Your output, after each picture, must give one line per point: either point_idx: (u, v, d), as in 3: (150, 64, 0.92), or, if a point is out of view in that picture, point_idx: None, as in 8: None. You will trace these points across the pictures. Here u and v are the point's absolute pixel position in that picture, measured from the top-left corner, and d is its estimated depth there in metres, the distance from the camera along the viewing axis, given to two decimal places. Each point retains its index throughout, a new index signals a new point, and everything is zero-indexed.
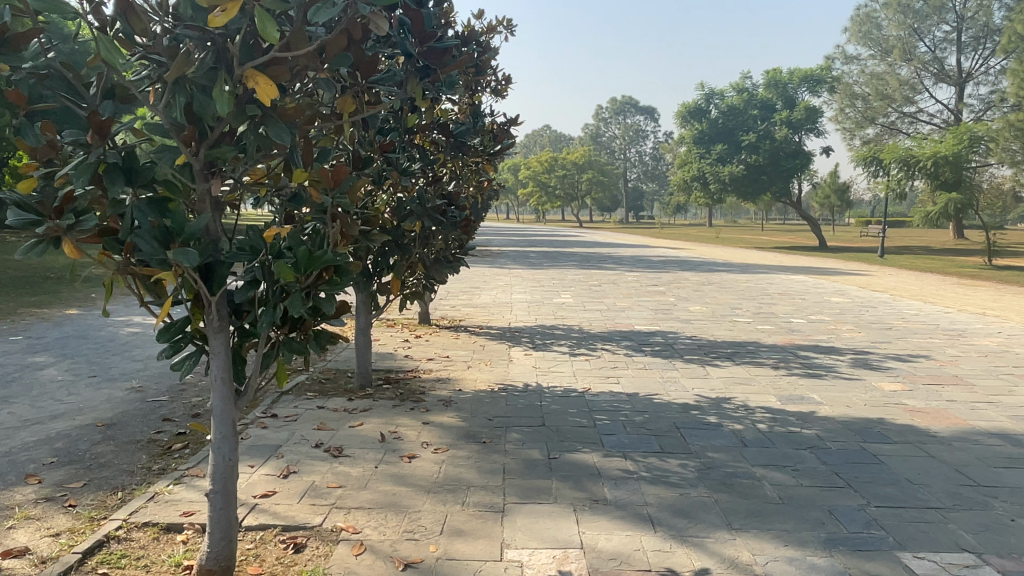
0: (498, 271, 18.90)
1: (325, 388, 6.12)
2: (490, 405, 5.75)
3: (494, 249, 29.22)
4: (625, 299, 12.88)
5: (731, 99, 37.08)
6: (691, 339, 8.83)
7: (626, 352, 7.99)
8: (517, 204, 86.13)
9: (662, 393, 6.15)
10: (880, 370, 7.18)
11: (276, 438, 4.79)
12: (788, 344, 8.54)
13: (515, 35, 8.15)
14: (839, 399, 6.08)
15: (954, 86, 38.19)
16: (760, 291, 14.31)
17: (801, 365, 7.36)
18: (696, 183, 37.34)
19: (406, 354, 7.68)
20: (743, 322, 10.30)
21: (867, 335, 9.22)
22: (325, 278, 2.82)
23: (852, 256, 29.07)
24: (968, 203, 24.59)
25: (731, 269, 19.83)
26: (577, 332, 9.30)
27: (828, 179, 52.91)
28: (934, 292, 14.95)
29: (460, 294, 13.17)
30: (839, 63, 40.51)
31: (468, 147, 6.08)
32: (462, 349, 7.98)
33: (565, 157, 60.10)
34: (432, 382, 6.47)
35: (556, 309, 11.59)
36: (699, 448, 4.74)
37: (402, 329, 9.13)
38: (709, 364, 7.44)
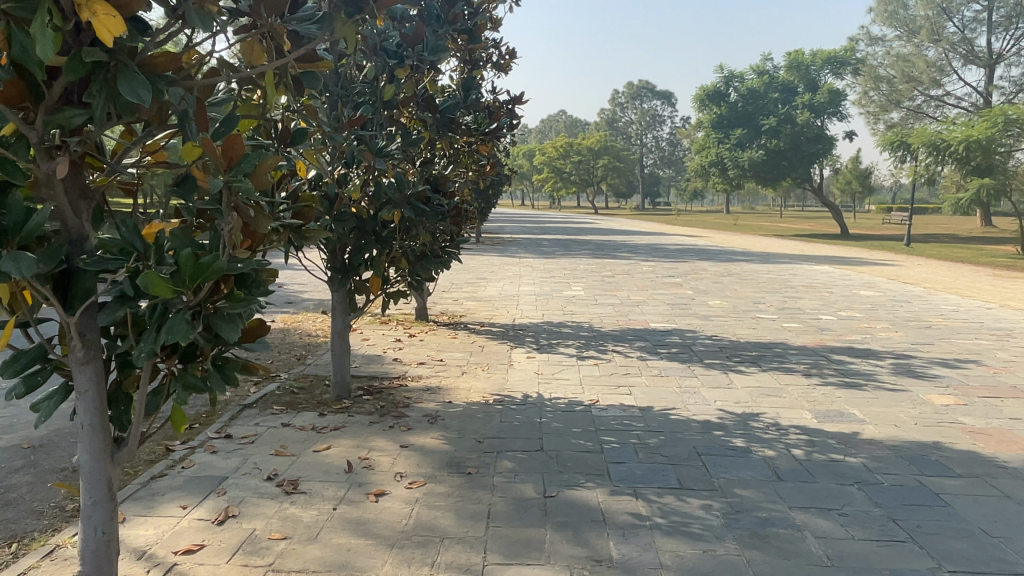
0: (507, 260, 18.14)
1: (296, 400, 5.42)
2: (482, 422, 4.99)
3: (507, 236, 28.49)
4: (640, 292, 12.05)
5: (751, 82, 35.87)
6: (711, 339, 8.01)
7: (640, 355, 7.20)
8: (531, 191, 85.09)
9: (680, 408, 5.36)
10: (926, 379, 6.34)
11: (223, 468, 4.10)
12: (819, 345, 7.70)
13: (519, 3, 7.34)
14: (886, 416, 5.25)
15: (983, 68, 36.63)
16: (783, 283, 13.43)
17: (836, 372, 6.54)
18: (714, 169, 36.27)
19: (396, 358, 6.93)
20: (768, 319, 9.46)
21: (906, 335, 8.36)
22: (224, 291, 2.08)
23: (877, 245, 27.92)
24: (1001, 189, 23.43)
25: (751, 259, 18.92)
26: (586, 331, 8.50)
27: (850, 165, 51.47)
28: (970, 285, 13.99)
29: (465, 287, 12.42)
30: (863, 44, 39.08)
31: (458, 124, 5.25)
32: (457, 351, 7.23)
33: (579, 142, 59.01)
34: (420, 392, 5.73)
35: (565, 303, 10.80)
36: (725, 484, 3.95)
37: (396, 327, 8.38)
38: (732, 370, 6.63)
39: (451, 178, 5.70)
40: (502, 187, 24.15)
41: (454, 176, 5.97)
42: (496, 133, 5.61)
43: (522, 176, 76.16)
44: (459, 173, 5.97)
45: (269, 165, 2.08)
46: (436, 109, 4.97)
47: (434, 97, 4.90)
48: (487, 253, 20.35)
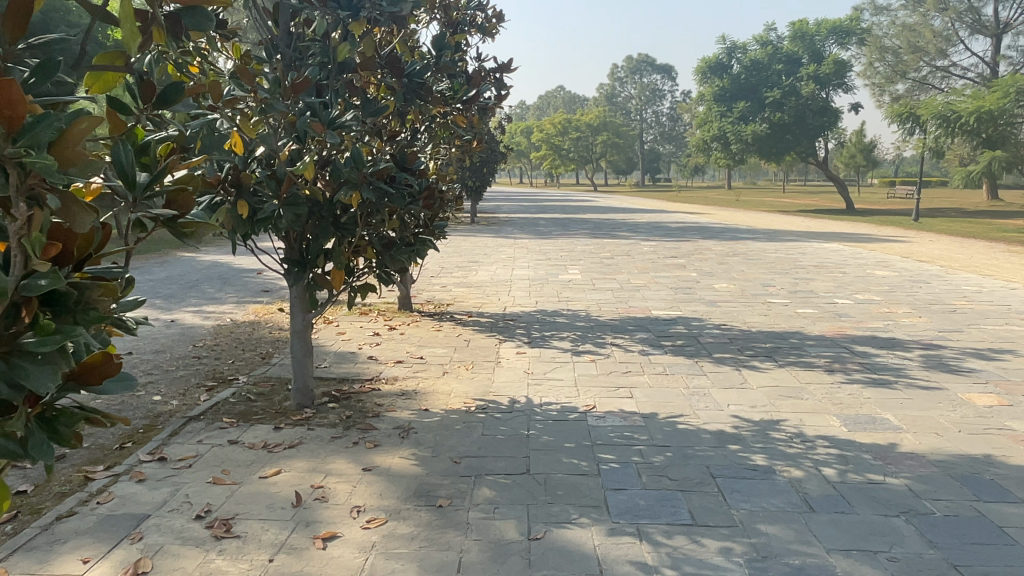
0: (502, 241, 17.46)
1: (252, 410, 4.76)
2: (460, 436, 4.32)
3: (504, 215, 27.77)
4: (641, 276, 11.36)
5: (754, 53, 34.81)
6: (720, 328, 7.34)
7: (642, 349, 6.53)
8: (531, 169, 84.06)
9: (689, 416, 4.70)
10: (962, 374, 5.66)
11: (148, 502, 3.44)
12: (838, 335, 7.03)
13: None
14: (925, 422, 4.58)
15: (991, 38, 35.42)
16: (791, 263, 12.72)
17: (860, 367, 5.87)
18: (716, 144, 35.41)
19: (371, 355, 6.25)
20: (779, 304, 8.78)
21: (931, 322, 7.67)
22: (25, 322, 1.39)
23: (885, 220, 27.08)
24: (1014, 161, 22.59)
25: (756, 237, 18.17)
26: (583, 321, 7.82)
27: (854, 139, 50.41)
28: (987, 262, 13.26)
29: (456, 271, 11.73)
30: (868, 14, 37.86)
31: (429, 91, 4.53)
32: (441, 347, 6.56)
33: (578, 119, 57.93)
34: (393, 398, 5.07)
35: (561, 289, 10.11)
36: (746, 518, 3.29)
37: (375, 319, 7.70)
38: (745, 365, 5.96)
39: (423, 155, 4.98)
40: (498, 165, 23.40)
41: (427, 152, 5.26)
42: (473, 99, 4.86)
43: (521, 154, 75.13)
44: (433, 149, 5.25)
45: (80, 130, 1.39)
46: (400, 73, 4.27)
47: (396, 57, 4.20)
48: (483, 233, 19.67)
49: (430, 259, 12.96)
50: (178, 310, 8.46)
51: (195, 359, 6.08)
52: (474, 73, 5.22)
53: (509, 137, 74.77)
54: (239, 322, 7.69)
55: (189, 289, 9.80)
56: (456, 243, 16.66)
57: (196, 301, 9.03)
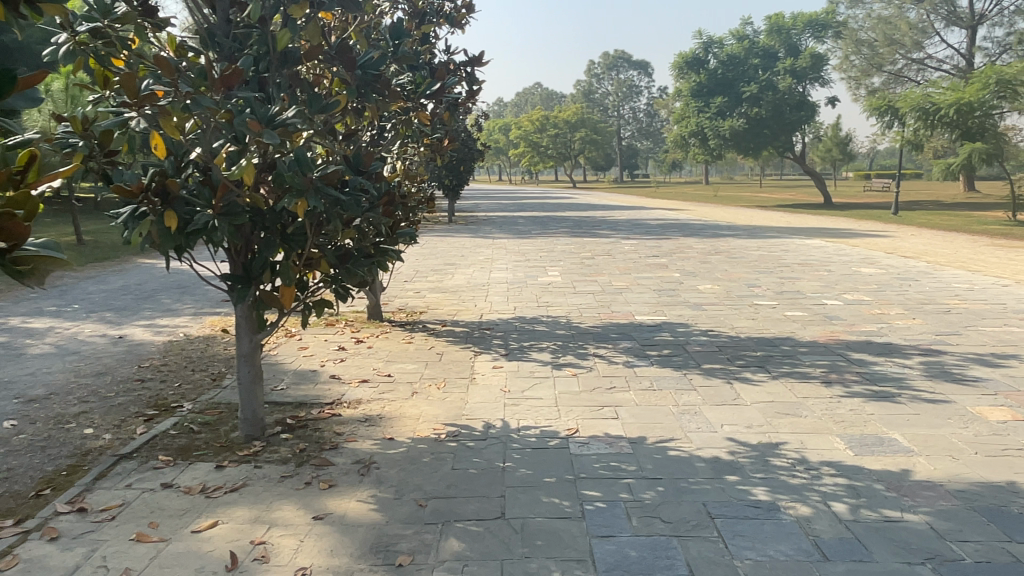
0: (479, 241, 17.00)
1: (195, 446, 4.27)
2: (427, 472, 3.84)
3: (482, 214, 27.30)
4: (623, 277, 10.92)
5: (730, 48, 34.44)
6: (708, 336, 6.91)
7: (626, 361, 6.08)
8: (509, 166, 83.50)
9: (680, 440, 4.26)
10: (968, 385, 5.29)
11: (57, 567, 2.95)
12: (832, 340, 6.65)
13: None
14: (937, 444, 4.19)
15: (966, 30, 35.44)
16: (776, 261, 12.37)
17: (860, 377, 5.47)
18: (694, 139, 35.17)
19: (334, 374, 5.75)
20: (767, 307, 8.38)
21: (927, 324, 7.32)
22: None
23: (865, 214, 26.95)
24: (993, 153, 22.49)
25: (737, 234, 17.84)
26: (563, 330, 7.37)
27: (830, 132, 50.48)
28: (973, 257, 13.01)
29: (430, 275, 11.22)
30: (844, 7, 37.76)
31: (387, 84, 4.02)
32: (410, 362, 6.07)
33: (555, 115, 57.50)
34: (355, 425, 4.59)
35: (539, 293, 9.65)
36: (753, 570, 2.86)
37: (342, 332, 7.20)
38: (737, 378, 5.54)
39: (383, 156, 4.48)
40: (474, 163, 22.89)
41: (389, 152, 4.76)
42: (437, 93, 4.35)
43: (499, 151, 74.54)
44: (395, 148, 4.75)
45: None
46: (353, 63, 3.78)
47: (346, 46, 3.71)
48: (460, 234, 19.18)
49: (404, 262, 12.46)
50: (129, 324, 7.88)
51: (139, 383, 5.55)
52: (439, 64, 4.74)
53: (487, 134, 74.16)
54: (194, 337, 7.15)
55: (144, 300, 9.21)
56: (431, 244, 16.16)
57: (150, 314, 8.45)
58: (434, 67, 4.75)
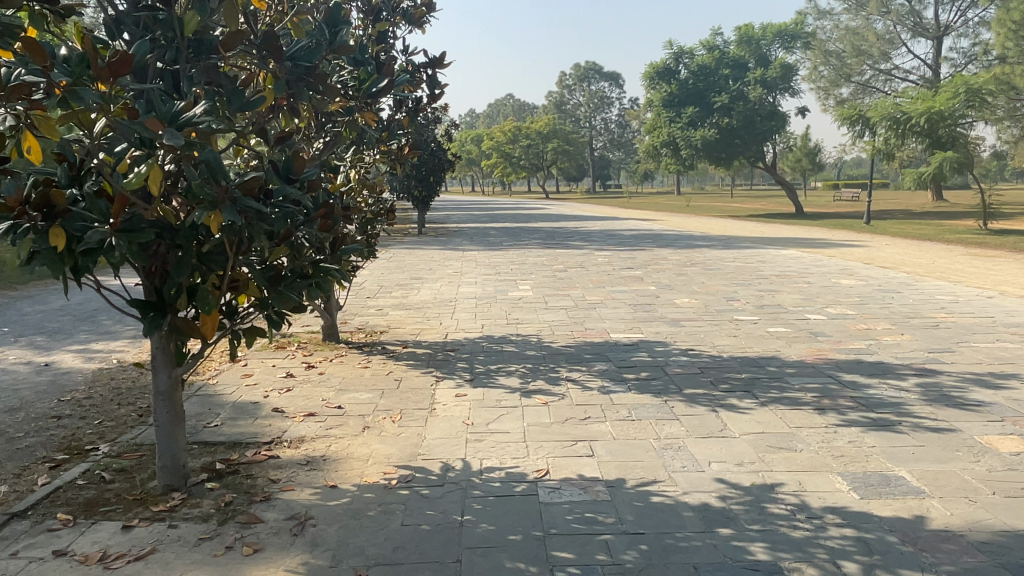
0: (449, 254, 16.47)
1: (103, 502, 3.68)
2: (371, 531, 3.29)
3: (453, 226, 26.76)
4: (597, 291, 10.44)
5: (701, 58, 34.36)
6: (688, 356, 6.43)
7: (601, 386, 5.57)
8: (481, 178, 83.04)
9: (664, 483, 3.74)
10: (972, 410, 4.88)
11: None
12: (820, 359, 6.22)
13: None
14: (949, 483, 3.74)
15: (932, 41, 35.93)
16: (753, 273, 11.99)
17: (855, 403, 5.03)
18: (665, 150, 35.05)
19: (277, 407, 5.17)
20: (748, 322, 7.94)
21: (917, 340, 6.94)
22: None
23: (838, 223, 26.94)
24: (964, 162, 22.54)
25: (712, 244, 17.51)
26: (533, 351, 6.84)
27: (800, 142, 50.91)
28: (951, 267, 12.77)
29: (394, 291, 10.64)
30: (812, 18, 38.08)
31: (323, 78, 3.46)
32: (363, 391, 5.49)
33: (527, 126, 57.24)
34: (294, 471, 4.02)
35: (509, 309, 9.13)
36: None
37: (294, 356, 6.60)
38: (722, 404, 5.06)
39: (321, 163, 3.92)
40: (444, 174, 22.38)
41: (330, 156, 4.18)
42: (382, 91, 3.82)
43: (471, 162, 74.14)
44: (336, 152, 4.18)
45: None
46: (280, 53, 3.24)
47: (272, 33, 3.19)
48: (429, 246, 18.61)
49: (368, 277, 11.87)
50: (59, 349, 7.18)
51: (53, 421, 4.90)
52: (387, 58, 4.19)
53: (459, 146, 73.71)
54: (128, 364, 6.49)
55: (82, 322, 8.49)
56: (399, 257, 15.59)
57: (85, 337, 7.76)
58: (381, 61, 4.22)
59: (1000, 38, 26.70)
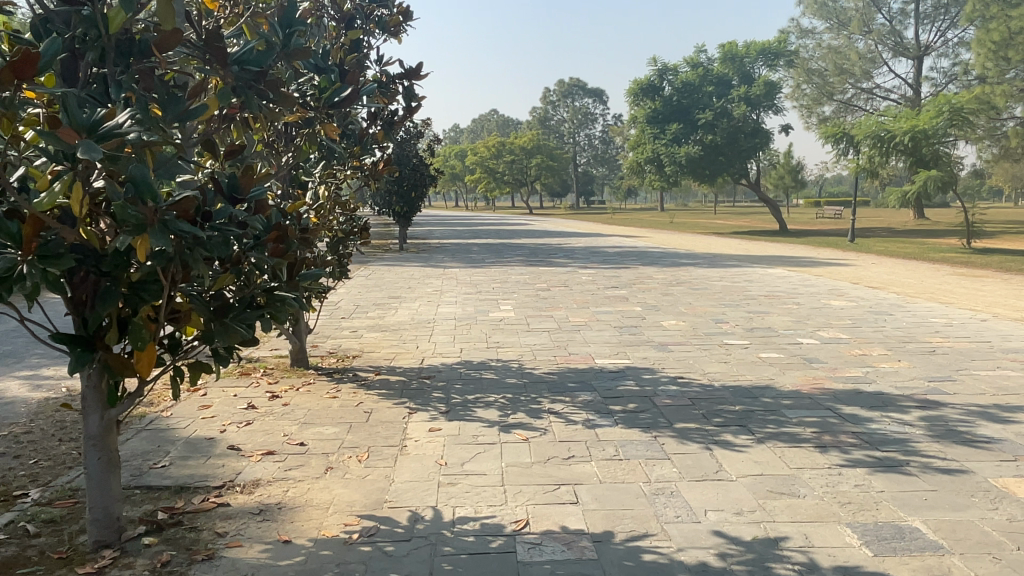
0: (430, 271, 16.08)
1: (23, 562, 3.24)
2: None
3: (435, 241, 26.35)
4: (580, 312, 10.08)
5: (685, 75, 34.36)
6: (677, 385, 6.07)
7: (586, 419, 5.18)
8: (465, 193, 82.71)
9: (656, 538, 3.37)
10: (982, 448, 4.55)
11: None
12: (817, 389, 5.89)
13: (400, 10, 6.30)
14: (968, 536, 3.39)
15: (912, 60, 36.30)
16: (740, 293, 11.69)
17: (858, 439, 4.69)
18: (649, 166, 34.96)
19: (233, 445, 4.74)
20: (739, 347, 7.61)
21: (915, 367, 6.65)
22: None
23: (822, 241, 26.87)
24: (947, 181, 22.56)
25: (697, 262, 17.26)
26: (514, 378, 6.45)
27: (782, 160, 51.19)
28: (940, 287, 12.57)
29: (370, 311, 10.21)
30: (794, 37, 38.32)
31: (274, 84, 3.09)
32: (330, 425, 5.07)
33: (511, 141, 57.05)
34: (244, 522, 3.59)
35: (489, 331, 8.74)
36: None
37: (258, 384, 6.16)
38: (717, 441, 4.70)
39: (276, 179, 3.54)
40: (426, 190, 22.03)
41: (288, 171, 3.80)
42: (344, 102, 3.44)
43: (454, 177, 73.92)
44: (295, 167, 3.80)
45: None
46: (223, 57, 2.86)
47: (214, 34, 2.82)
48: (410, 262, 18.21)
49: (345, 296, 11.44)
50: (5, 376, 6.67)
51: None
52: (351, 64, 3.81)
53: (443, 161, 73.40)
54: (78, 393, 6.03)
55: (35, 345, 7.98)
56: (378, 274, 15.17)
57: (36, 362, 7.27)
58: (344, 68, 3.86)
59: (980, 58, 26.87)
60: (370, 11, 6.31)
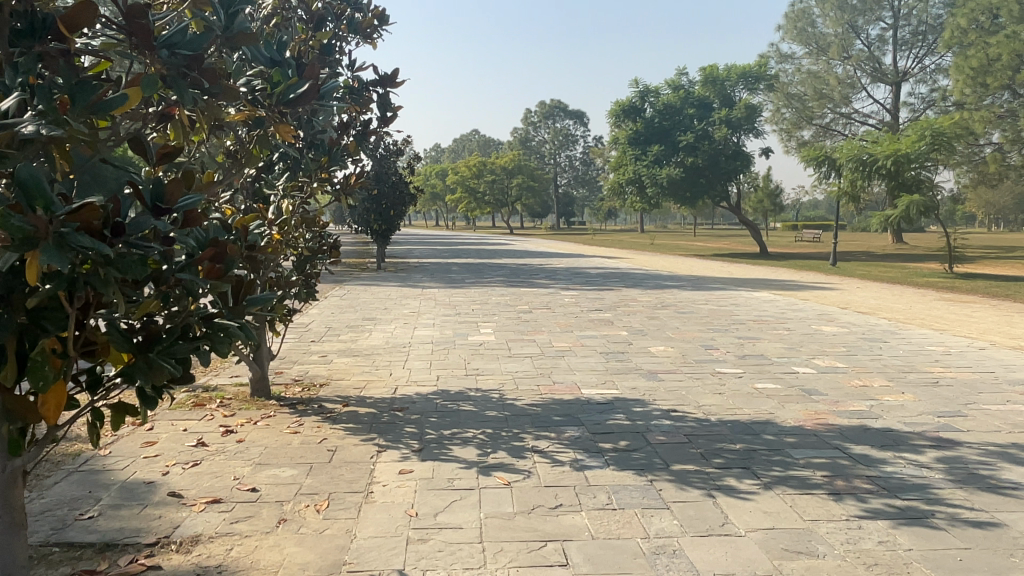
0: (407, 291, 15.55)
1: None
2: None
3: (414, 260, 25.82)
4: (564, 336, 9.61)
5: (667, 97, 34.33)
6: (671, 419, 5.59)
7: (574, 459, 4.68)
8: (446, 213, 82.36)
9: None
10: (1011, 496, 4.12)
11: None
12: (821, 425, 5.44)
13: (376, 16, 5.90)
14: None
15: (890, 86, 36.71)
16: (728, 318, 11.30)
17: (875, 486, 4.23)
18: (631, 188, 34.80)
19: (174, 490, 4.18)
20: (733, 376, 7.17)
21: (920, 400, 6.25)
22: None
23: (804, 264, 26.74)
24: (930, 205, 22.49)
25: (681, 285, 16.92)
26: (494, 410, 5.93)
27: (762, 183, 51.47)
28: (930, 313, 12.30)
29: (342, 334, 9.66)
30: (774, 61, 38.57)
31: (213, 79, 2.60)
32: (287, 467, 4.53)
33: (493, 160, 56.73)
34: None
35: (467, 357, 8.23)
36: None
37: (211, 418, 5.59)
38: (720, 486, 4.22)
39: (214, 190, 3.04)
40: (405, 208, 21.56)
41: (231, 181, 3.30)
42: (300, 98, 2.97)
43: (435, 197, 73.52)
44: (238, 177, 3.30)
45: None
46: (149, 38, 2.37)
47: (136, 7, 2.33)
48: (387, 282, 17.66)
49: (316, 318, 10.88)
50: None
51: None
52: (307, 59, 3.33)
53: (423, 179, 73.02)
54: None
55: None
56: (353, 294, 14.61)
57: None
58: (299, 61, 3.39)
59: (958, 84, 27.10)
60: (341, 11, 5.85)
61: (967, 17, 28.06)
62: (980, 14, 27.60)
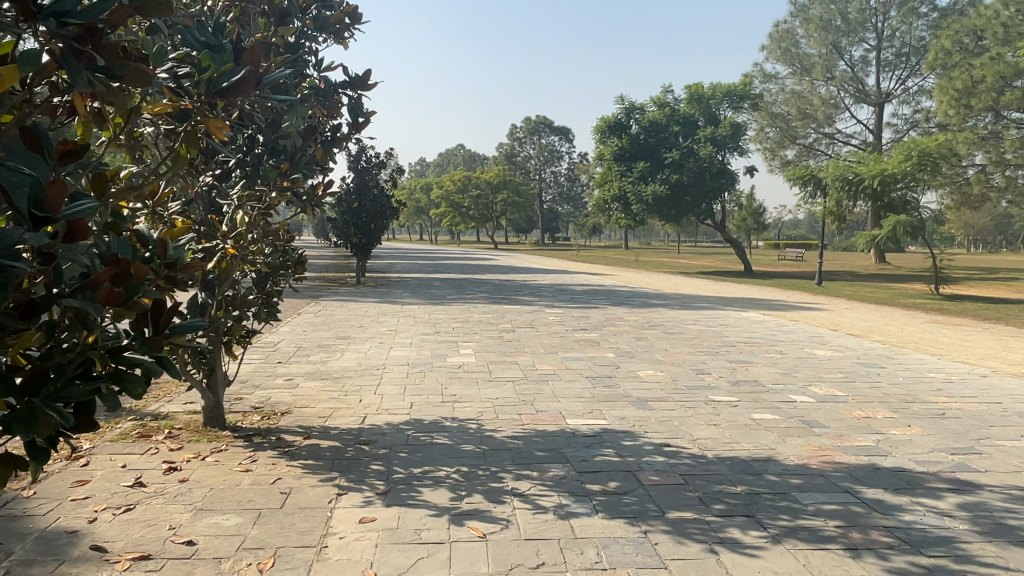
0: (386, 307, 14.99)
1: None
2: None
3: (395, 275, 25.24)
4: (547, 359, 9.11)
5: (652, 114, 34.14)
6: (665, 456, 5.10)
7: (558, 505, 4.17)
8: (429, 228, 81.80)
9: None
10: None
11: None
12: (827, 464, 4.98)
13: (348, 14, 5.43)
14: None
15: (873, 107, 36.86)
16: (717, 339, 10.86)
17: (897, 541, 3.76)
18: (616, 205, 34.53)
19: (99, 543, 3.60)
20: (728, 405, 6.69)
21: (930, 435, 5.81)
22: None
23: (790, 284, 26.47)
24: (917, 226, 22.29)
25: (668, 304, 16.47)
26: (470, 444, 5.40)
27: (745, 202, 51.49)
28: (923, 337, 11.95)
29: (312, 355, 9.09)
30: (758, 80, 38.60)
31: (112, 61, 2.09)
32: (234, 515, 3.98)
33: (477, 176, 56.29)
34: None
35: (445, 381, 7.71)
36: None
37: (155, 452, 5.03)
38: (724, 539, 3.73)
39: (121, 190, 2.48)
40: (386, 223, 21.07)
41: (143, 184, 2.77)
42: (235, 89, 2.49)
43: (418, 211, 72.96)
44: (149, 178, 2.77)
45: None
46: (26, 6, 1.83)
47: None
48: (367, 298, 17.10)
49: (287, 337, 10.29)
50: None
51: None
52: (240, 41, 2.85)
53: (406, 192, 72.55)
54: None
55: None
56: (329, 311, 14.04)
57: None
58: (237, 46, 2.93)
59: (942, 105, 27.10)
60: (306, 6, 5.38)
61: (951, 38, 28.14)
62: (964, 36, 27.71)
